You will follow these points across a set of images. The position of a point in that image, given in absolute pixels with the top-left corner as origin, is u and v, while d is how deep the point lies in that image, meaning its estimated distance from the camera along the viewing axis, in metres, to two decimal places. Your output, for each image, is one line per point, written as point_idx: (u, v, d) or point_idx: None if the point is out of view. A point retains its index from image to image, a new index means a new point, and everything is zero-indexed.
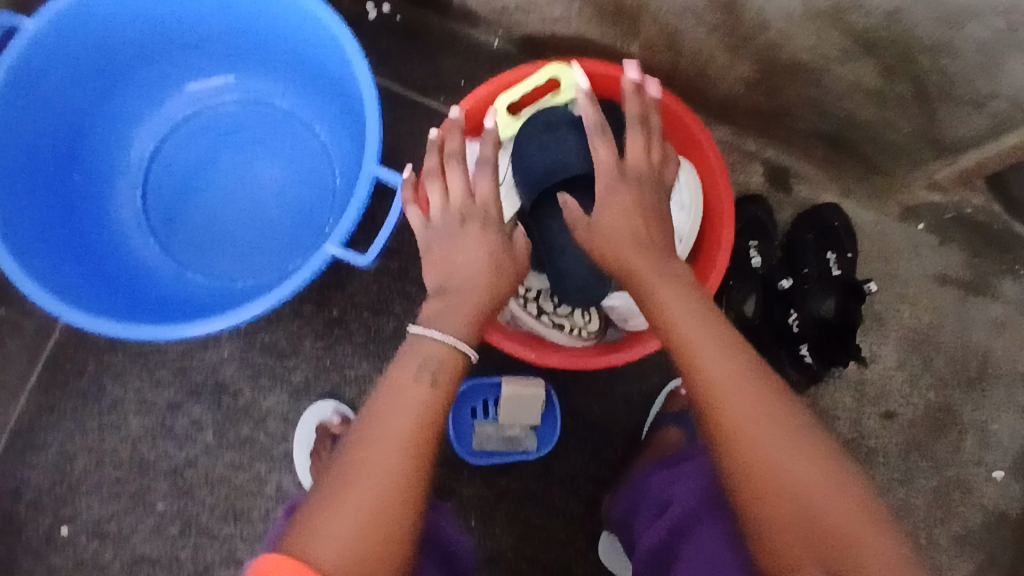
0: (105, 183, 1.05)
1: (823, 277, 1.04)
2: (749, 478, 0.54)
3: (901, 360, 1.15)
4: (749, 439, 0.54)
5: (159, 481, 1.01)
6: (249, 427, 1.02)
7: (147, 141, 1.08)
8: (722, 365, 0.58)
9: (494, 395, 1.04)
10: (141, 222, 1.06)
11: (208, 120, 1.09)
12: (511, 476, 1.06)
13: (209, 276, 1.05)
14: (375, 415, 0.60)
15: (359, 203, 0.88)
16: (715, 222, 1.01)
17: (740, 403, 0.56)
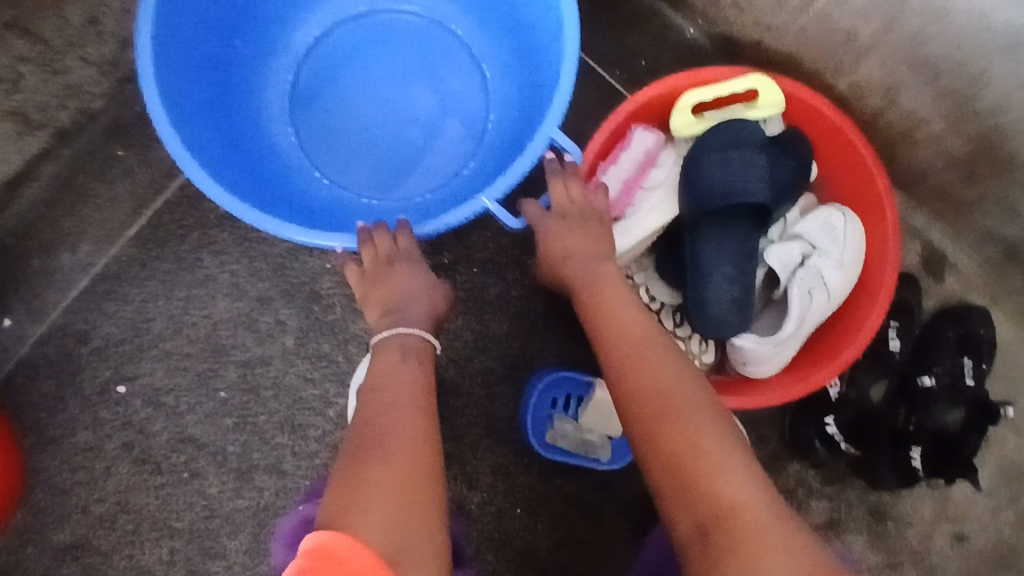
0: (263, 55, 0.99)
1: (958, 387, 0.97)
2: (670, 463, 0.57)
3: (989, 487, 1.09)
4: (659, 410, 0.60)
5: (228, 370, 0.98)
6: (330, 346, 0.98)
7: (312, 27, 1.01)
8: (633, 349, 0.67)
9: (581, 393, 0.99)
10: (286, 107, 1.00)
11: (379, 23, 1.02)
12: (569, 478, 1.02)
13: (336, 184, 0.99)
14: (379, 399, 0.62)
15: (529, 159, 0.77)
16: (866, 293, 0.94)
17: (650, 377, 0.63)
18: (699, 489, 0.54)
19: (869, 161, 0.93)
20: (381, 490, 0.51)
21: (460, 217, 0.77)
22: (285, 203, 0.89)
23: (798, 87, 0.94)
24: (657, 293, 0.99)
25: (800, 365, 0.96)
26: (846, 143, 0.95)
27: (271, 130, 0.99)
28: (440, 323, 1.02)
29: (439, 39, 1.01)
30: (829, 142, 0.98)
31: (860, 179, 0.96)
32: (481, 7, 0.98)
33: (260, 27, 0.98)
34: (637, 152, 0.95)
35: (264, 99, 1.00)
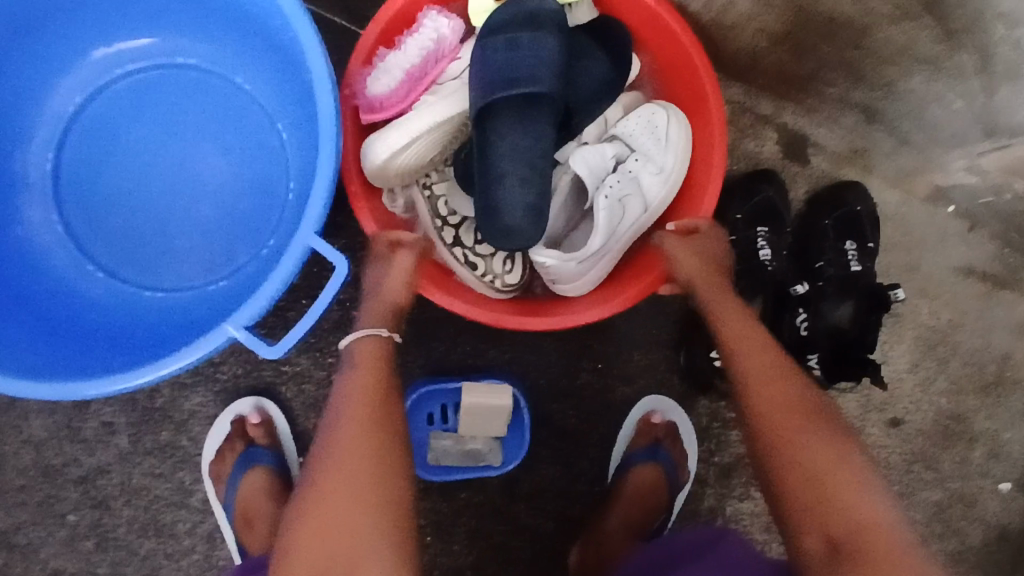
0: (10, 133, 0.85)
1: (844, 278, 0.88)
2: (788, 476, 0.56)
3: (914, 362, 1.02)
4: (780, 426, 0.58)
5: (69, 490, 0.89)
6: (170, 432, 0.89)
7: (71, 93, 0.87)
8: (755, 359, 0.65)
9: (455, 400, 0.91)
10: (48, 190, 0.86)
11: (146, 81, 0.88)
12: (472, 489, 0.94)
13: (114, 277, 0.86)
14: (341, 411, 0.60)
15: (283, 275, 0.68)
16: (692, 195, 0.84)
17: (760, 393, 0.62)
18: (821, 501, 0.53)
19: (691, 49, 0.82)
20: (341, 511, 0.52)
21: (205, 350, 0.67)
22: (42, 327, 0.78)
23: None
24: (458, 206, 0.86)
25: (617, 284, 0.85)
26: (668, 30, 0.83)
27: (30, 221, 0.85)
28: (285, 369, 0.90)
29: (218, 91, 0.88)
30: (652, 32, 0.86)
31: (686, 72, 0.85)
32: (256, 53, 0.85)
33: (3, 104, 0.84)
34: (427, 38, 0.80)
35: (20, 186, 0.86)
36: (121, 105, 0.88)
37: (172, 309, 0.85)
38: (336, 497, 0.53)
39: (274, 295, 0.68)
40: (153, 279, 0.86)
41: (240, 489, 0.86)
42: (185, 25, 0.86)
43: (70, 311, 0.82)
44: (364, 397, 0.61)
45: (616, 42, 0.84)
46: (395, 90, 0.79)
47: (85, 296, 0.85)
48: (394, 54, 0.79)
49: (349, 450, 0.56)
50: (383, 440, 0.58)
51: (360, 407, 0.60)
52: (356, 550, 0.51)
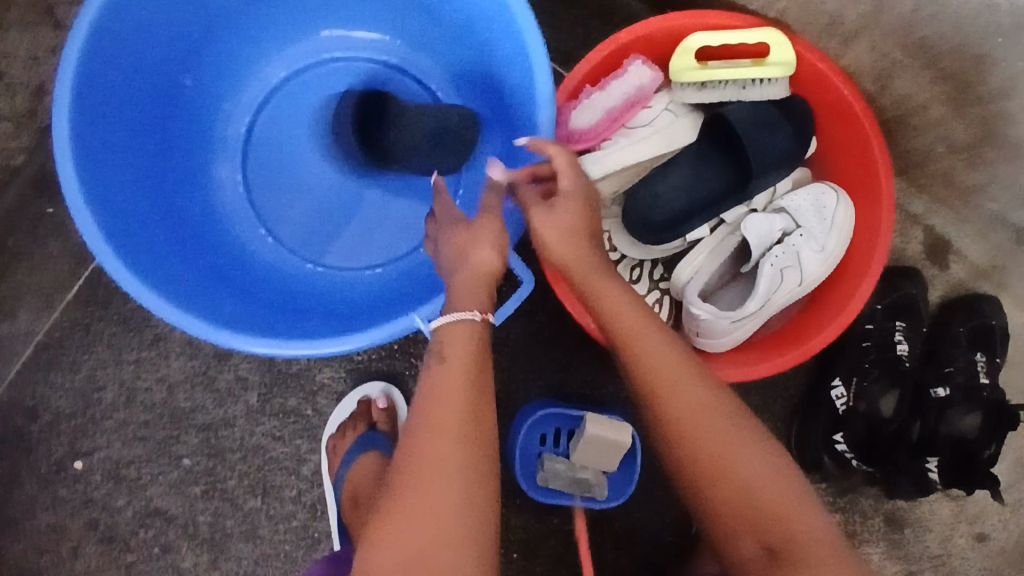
0: (218, 94, 0.90)
1: (974, 390, 0.90)
2: (700, 467, 0.56)
3: (1010, 482, 1.03)
4: (701, 439, 0.56)
5: (189, 434, 0.92)
6: (297, 399, 0.91)
7: (279, 68, 0.92)
8: (643, 341, 0.61)
9: (571, 426, 0.92)
10: (239, 152, 0.92)
11: (348, 71, 0.93)
12: (565, 515, 0.96)
13: (281, 244, 0.91)
14: (427, 410, 0.55)
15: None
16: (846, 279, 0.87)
17: (681, 404, 0.58)
18: (743, 492, 0.54)
19: (875, 138, 0.84)
20: (410, 524, 0.50)
21: (388, 333, 0.70)
22: (218, 276, 0.80)
23: (807, 49, 0.84)
24: (619, 243, 0.90)
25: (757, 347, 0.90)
26: (852, 114, 0.85)
27: (217, 178, 0.91)
28: (417, 362, 0.92)
29: (412, 94, 0.93)
30: (831, 113, 0.88)
31: (861, 158, 0.87)
32: (462, 67, 0.89)
33: (219, 64, 0.88)
34: (631, 85, 0.85)
35: (217, 143, 0.91)
36: (320, 87, 0.93)
37: (328, 284, 0.89)
38: (409, 515, 0.50)
39: (456, 299, 0.72)
40: (316, 253, 0.91)
41: (351, 469, 0.87)
42: (397, 24, 0.91)
43: (240, 265, 0.86)
44: (444, 403, 0.54)
45: (799, 116, 0.87)
46: (593, 128, 0.85)
47: (253, 256, 0.89)
48: (599, 95, 0.84)
49: (431, 475, 0.51)
50: (467, 456, 0.52)
51: (447, 415, 0.54)
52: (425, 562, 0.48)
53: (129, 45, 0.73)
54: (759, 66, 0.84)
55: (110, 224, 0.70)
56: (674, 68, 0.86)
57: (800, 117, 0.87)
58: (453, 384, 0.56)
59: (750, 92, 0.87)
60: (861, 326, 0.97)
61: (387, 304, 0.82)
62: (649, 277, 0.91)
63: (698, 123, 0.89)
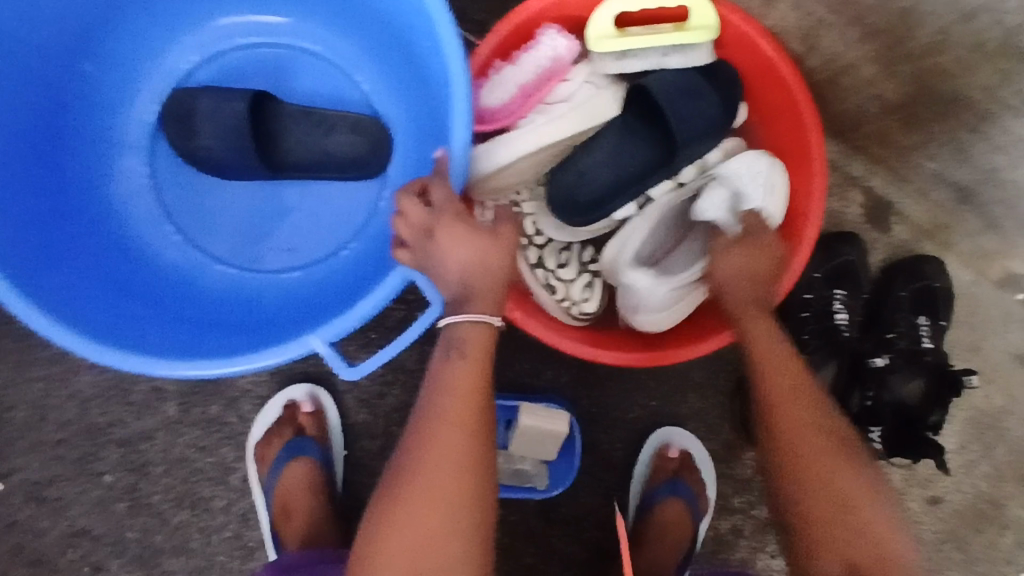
0: (122, 78, 0.83)
1: (915, 356, 0.88)
2: (803, 487, 0.60)
3: (960, 443, 1.02)
4: (801, 456, 0.60)
5: (109, 450, 0.88)
6: (219, 407, 0.88)
7: (187, 54, 0.85)
8: (781, 374, 0.64)
9: (506, 417, 0.89)
10: (145, 142, 0.85)
11: (257, 58, 0.86)
12: (510, 507, 0.93)
13: (190, 243, 0.85)
14: (442, 413, 0.59)
15: (377, 301, 0.64)
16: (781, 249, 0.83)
17: (788, 419, 0.62)
18: (841, 515, 0.58)
19: (802, 101, 0.80)
20: (426, 515, 0.56)
21: (288, 355, 0.65)
22: (118, 282, 0.76)
23: (730, 10, 0.79)
24: (544, 227, 0.87)
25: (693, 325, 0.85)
26: (779, 76, 0.81)
27: (122, 173, 0.84)
28: None
29: (327, 82, 0.87)
30: (760, 77, 0.84)
31: (790, 123, 0.83)
32: (381, 53, 0.83)
33: (119, 54, 0.82)
34: (542, 57, 0.80)
35: (118, 135, 0.84)
36: (232, 76, 0.86)
37: (243, 288, 0.84)
38: (423, 509, 0.56)
39: (367, 314, 0.64)
40: (230, 254, 0.85)
41: (281, 477, 0.85)
42: (309, 7, 0.85)
43: (146, 269, 0.81)
44: (461, 404, 0.59)
45: (724, 85, 0.82)
46: (505, 104, 0.81)
47: (158, 256, 0.83)
48: (509, 69, 0.80)
49: (442, 479, 0.57)
50: (470, 463, 0.58)
51: (460, 423, 0.59)
52: (439, 551, 0.56)
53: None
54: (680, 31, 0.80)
55: None
56: (589, 36, 0.80)
57: (727, 86, 0.82)
58: (468, 389, 0.60)
59: (672, 59, 0.81)
60: (801, 295, 0.94)
61: (300, 312, 0.77)
62: (578, 260, 0.88)
63: (621, 96, 0.83)
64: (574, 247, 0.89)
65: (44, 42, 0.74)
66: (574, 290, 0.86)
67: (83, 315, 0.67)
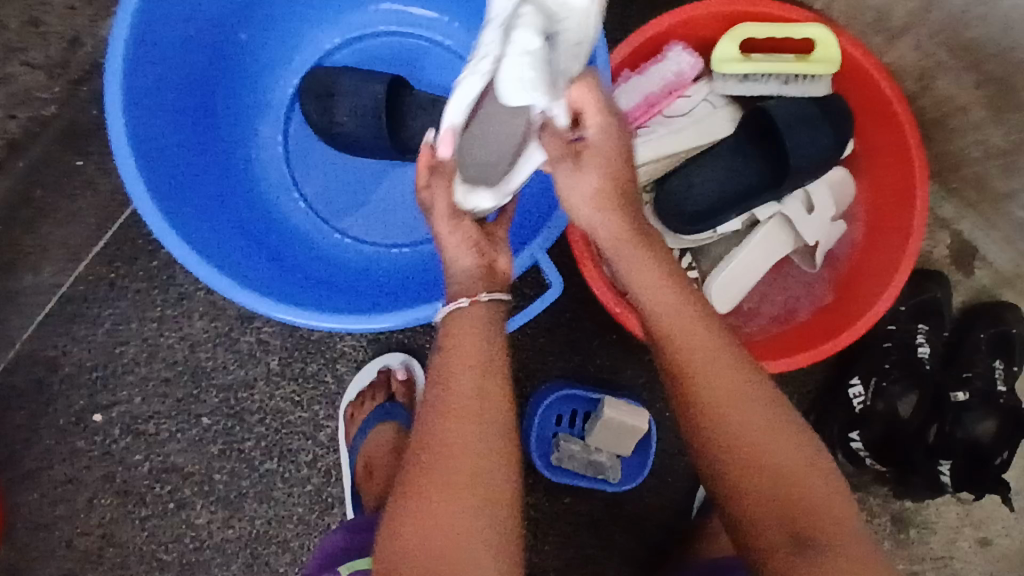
0: (272, 51, 0.88)
1: (992, 396, 0.90)
2: (755, 469, 0.55)
3: (1018, 491, 1.03)
4: (751, 429, 0.55)
5: (209, 394, 0.92)
6: (318, 365, 0.92)
7: (332, 35, 0.89)
8: (701, 331, 0.58)
9: (587, 408, 0.93)
10: (283, 115, 0.89)
11: (396, 46, 0.90)
12: (576, 497, 0.96)
13: (314, 213, 0.89)
14: (446, 378, 0.54)
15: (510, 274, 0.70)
16: (875, 281, 0.87)
17: (740, 415, 0.55)
18: (809, 520, 0.53)
19: (911, 140, 0.84)
20: (447, 511, 0.49)
21: (414, 319, 0.70)
22: (251, 237, 0.81)
23: (854, 45, 0.83)
24: (648, 231, 0.90)
25: (782, 340, 0.89)
26: (893, 114, 0.85)
27: (259, 139, 0.89)
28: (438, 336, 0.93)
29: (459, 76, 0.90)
30: (872, 112, 0.88)
31: (896, 160, 0.87)
32: None
33: (275, 28, 0.87)
34: (669, 71, 0.85)
35: (262, 104, 0.89)
36: (370, 60, 0.90)
37: (360, 260, 0.88)
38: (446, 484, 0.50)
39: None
40: (351, 226, 0.90)
41: (367, 440, 0.88)
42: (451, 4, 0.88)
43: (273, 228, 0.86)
44: (466, 378, 0.53)
45: (837, 115, 0.86)
46: (630, 111, 0.86)
47: (285, 221, 0.88)
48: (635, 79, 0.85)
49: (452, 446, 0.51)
50: (487, 459, 0.51)
51: (466, 417, 0.52)
52: (472, 528, 0.49)
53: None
54: (803, 62, 0.84)
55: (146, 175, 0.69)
56: (716, 57, 0.85)
57: (840, 120, 0.86)
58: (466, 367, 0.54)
59: (789, 88, 0.87)
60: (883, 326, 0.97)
61: (418, 286, 0.81)
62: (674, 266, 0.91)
63: (736, 117, 0.89)
64: (674, 254, 0.93)
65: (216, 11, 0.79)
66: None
67: (225, 267, 0.72)
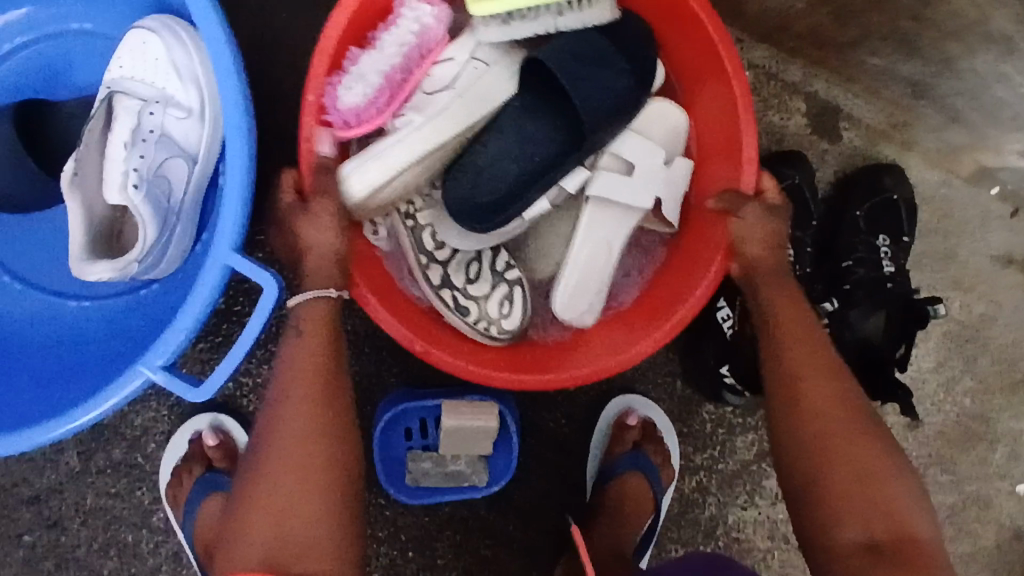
0: None
1: (875, 286, 0.79)
2: (825, 460, 0.58)
3: (939, 361, 0.92)
4: (827, 429, 0.58)
5: (21, 511, 0.82)
6: (124, 450, 0.81)
7: None
8: (807, 337, 0.62)
9: (435, 415, 0.82)
10: None
11: (51, 55, 0.75)
12: (457, 503, 0.87)
13: (38, 287, 0.77)
14: (287, 392, 0.60)
15: (199, 307, 0.57)
16: (713, 232, 0.69)
17: (811, 393, 0.60)
18: (888, 510, 0.55)
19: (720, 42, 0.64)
20: (270, 512, 0.56)
21: (120, 395, 0.58)
22: None
23: None
24: (445, 237, 0.71)
25: (631, 322, 0.72)
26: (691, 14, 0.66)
27: None
28: (245, 382, 0.82)
29: None
30: (677, 20, 0.69)
31: (714, 72, 0.68)
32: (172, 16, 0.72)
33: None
34: (408, 32, 0.67)
35: None
36: (23, 81, 0.76)
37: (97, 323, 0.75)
38: (280, 489, 0.57)
39: (193, 326, 0.58)
40: (75, 286, 0.77)
41: (196, 517, 0.78)
42: None
43: None
44: (308, 381, 0.60)
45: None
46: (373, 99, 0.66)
47: (3, 309, 0.76)
48: (366, 57, 0.65)
49: (291, 461, 0.58)
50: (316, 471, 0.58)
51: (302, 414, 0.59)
52: (297, 510, 0.56)
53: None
54: None
55: None
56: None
57: (627, 35, 0.69)
58: (307, 365, 0.61)
59: (567, 19, 0.67)
60: None
61: None
62: (491, 268, 0.72)
63: (517, 71, 0.69)
64: (486, 255, 0.73)
65: None
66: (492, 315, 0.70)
67: None
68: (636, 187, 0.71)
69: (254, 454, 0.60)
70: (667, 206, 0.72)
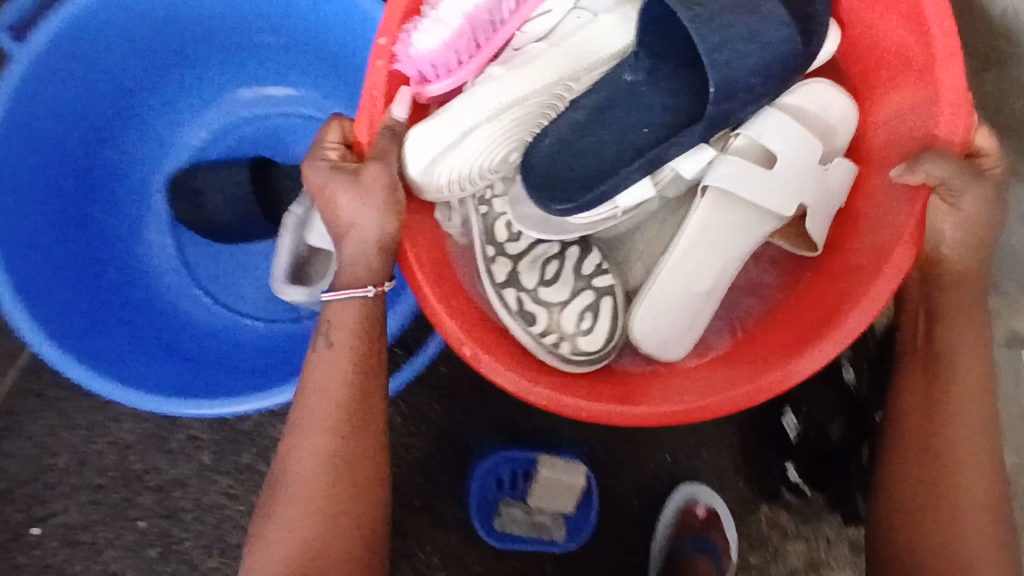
0: (147, 158, 0.91)
1: None
2: (927, 523, 0.61)
3: None
4: (939, 489, 0.61)
5: (143, 496, 0.91)
6: (251, 455, 0.91)
7: (198, 130, 0.92)
8: (963, 388, 0.60)
9: (525, 468, 0.91)
10: (168, 217, 0.91)
11: (269, 129, 0.93)
12: (526, 560, 0.94)
13: (218, 304, 0.90)
14: (311, 406, 0.62)
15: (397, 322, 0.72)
16: (887, 224, 0.60)
17: (955, 450, 0.61)
18: None
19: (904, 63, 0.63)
20: (289, 522, 0.60)
21: None
22: (144, 338, 0.81)
23: None
24: (522, 225, 0.67)
25: (738, 365, 0.64)
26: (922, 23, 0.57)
27: (145, 245, 0.90)
28: None
29: None
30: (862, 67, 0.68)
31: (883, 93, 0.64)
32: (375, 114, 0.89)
33: (140, 137, 0.90)
34: None
35: (144, 210, 0.91)
36: (240, 145, 0.93)
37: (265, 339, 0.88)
38: (301, 509, 0.61)
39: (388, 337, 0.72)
40: (251, 307, 0.90)
41: None
42: (309, 80, 0.91)
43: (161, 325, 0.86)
44: (330, 398, 0.61)
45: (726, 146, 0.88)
46: (453, 44, 0.64)
47: (187, 317, 0.88)
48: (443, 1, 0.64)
49: (312, 478, 0.61)
50: (335, 486, 0.61)
51: (322, 429, 0.61)
52: (317, 522, 0.60)
53: (31, 132, 0.75)
54: None
55: (24, 298, 0.70)
56: None
57: None
58: (329, 381, 0.61)
59: None
60: None
61: None
62: (575, 271, 0.68)
63: (631, 19, 0.67)
64: (569, 257, 0.69)
65: (76, 128, 0.81)
66: (583, 324, 0.66)
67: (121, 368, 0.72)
68: (784, 189, 0.62)
69: (281, 459, 0.63)
70: (813, 216, 0.63)
